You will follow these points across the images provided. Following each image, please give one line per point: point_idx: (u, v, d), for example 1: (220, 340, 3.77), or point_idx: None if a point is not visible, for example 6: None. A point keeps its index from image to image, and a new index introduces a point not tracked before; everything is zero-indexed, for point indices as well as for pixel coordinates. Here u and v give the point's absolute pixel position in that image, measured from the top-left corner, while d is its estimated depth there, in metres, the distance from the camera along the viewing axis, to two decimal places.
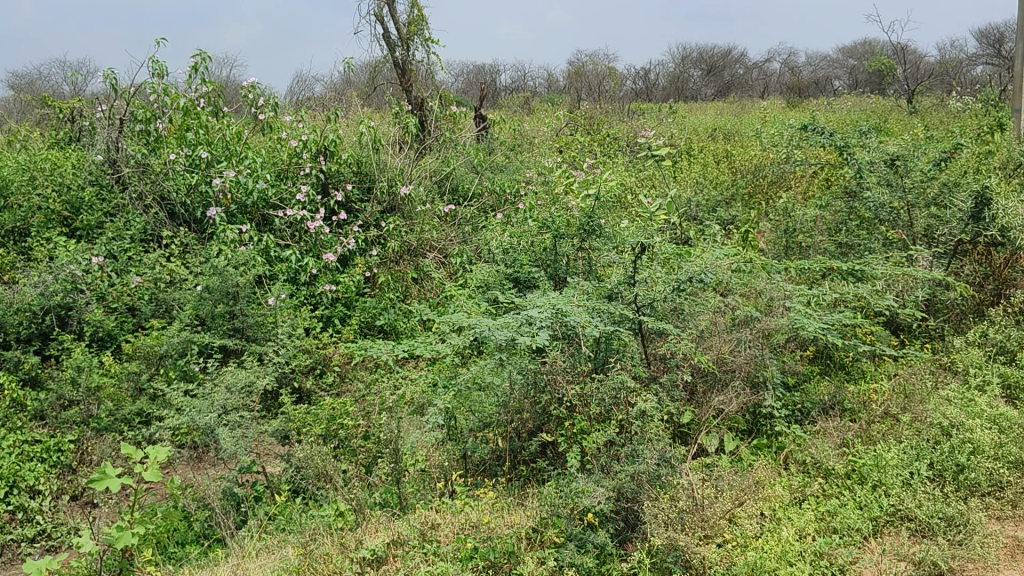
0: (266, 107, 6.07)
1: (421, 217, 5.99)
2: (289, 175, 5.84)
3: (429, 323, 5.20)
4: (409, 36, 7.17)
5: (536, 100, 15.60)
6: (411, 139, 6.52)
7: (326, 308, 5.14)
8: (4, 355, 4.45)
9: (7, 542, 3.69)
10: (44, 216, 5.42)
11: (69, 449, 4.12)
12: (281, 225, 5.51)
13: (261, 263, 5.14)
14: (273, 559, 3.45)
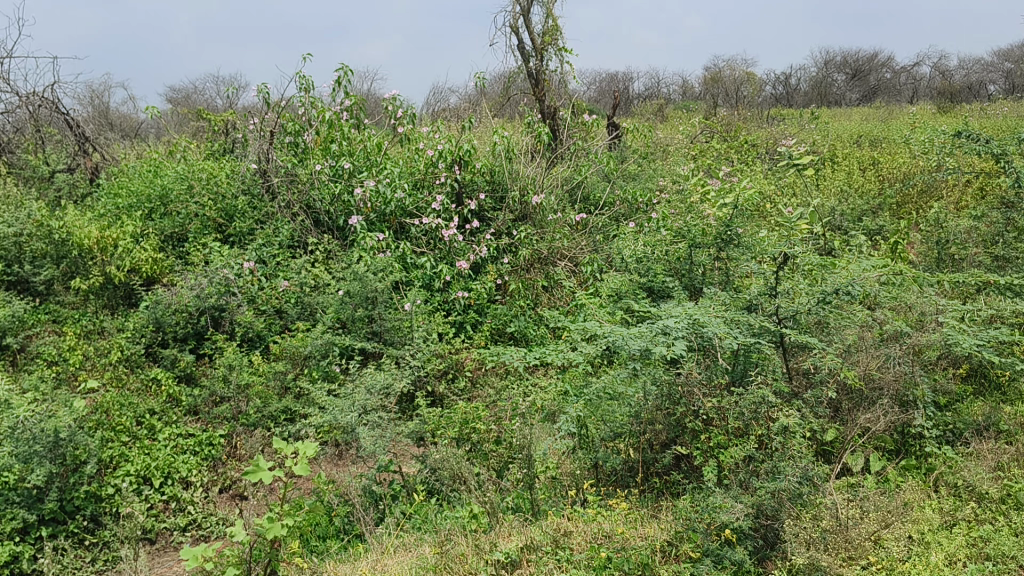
0: (404, 119, 6.37)
1: (553, 226, 6.04)
2: (425, 184, 6.04)
3: (560, 331, 5.22)
4: (543, 46, 7.27)
5: (674, 107, 15.49)
6: (543, 148, 6.61)
7: (459, 315, 5.25)
8: (163, 354, 4.78)
9: (161, 530, 3.97)
10: (201, 222, 5.73)
11: (219, 443, 4.37)
12: (417, 234, 5.68)
13: (398, 269, 5.28)
14: (410, 556, 3.54)
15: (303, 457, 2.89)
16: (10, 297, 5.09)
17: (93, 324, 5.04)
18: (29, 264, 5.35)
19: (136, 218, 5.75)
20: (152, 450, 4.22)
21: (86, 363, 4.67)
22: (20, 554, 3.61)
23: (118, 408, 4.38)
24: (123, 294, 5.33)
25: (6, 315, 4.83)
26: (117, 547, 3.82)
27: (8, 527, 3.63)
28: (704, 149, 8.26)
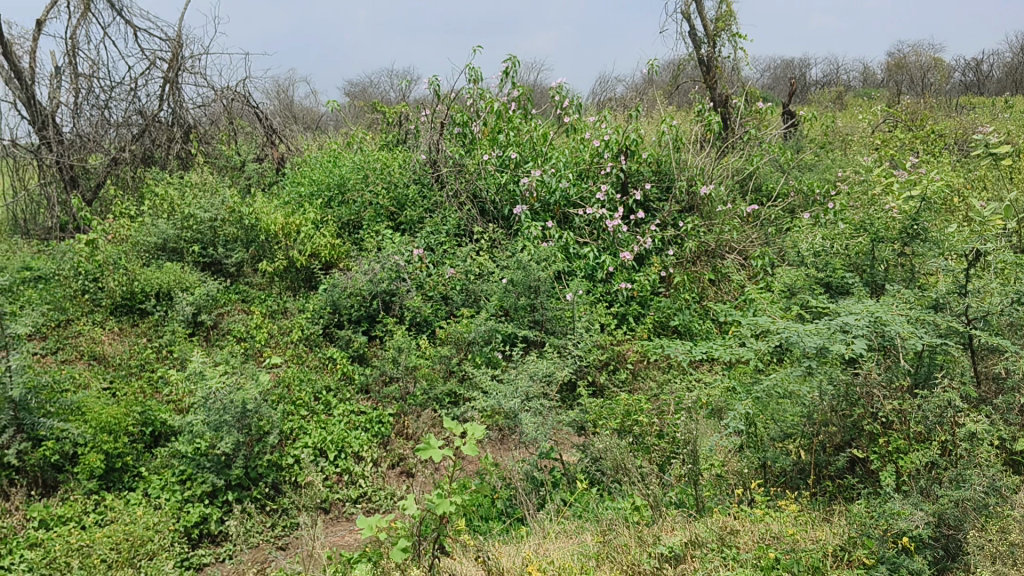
0: (571, 108, 6.42)
1: (721, 218, 6.01)
2: (590, 174, 6.09)
3: (726, 326, 5.16)
4: (716, 32, 7.38)
5: (855, 95, 14.97)
6: (713, 138, 6.53)
7: (621, 306, 5.26)
8: (339, 335, 5.06)
9: (335, 501, 4.17)
10: (374, 211, 6.03)
11: (389, 421, 4.56)
12: (581, 224, 5.74)
13: (561, 259, 5.34)
14: (572, 543, 3.52)
15: (470, 439, 2.88)
16: (206, 278, 5.54)
17: (277, 304, 5.38)
18: (222, 247, 5.81)
19: (317, 207, 6.13)
20: (328, 425, 4.47)
21: (270, 341, 4.99)
22: (208, 516, 3.97)
23: (298, 383, 4.68)
24: (304, 277, 5.67)
25: (202, 293, 5.24)
26: (296, 513, 4.05)
27: (198, 490, 4.03)
28: (887, 137, 7.86)
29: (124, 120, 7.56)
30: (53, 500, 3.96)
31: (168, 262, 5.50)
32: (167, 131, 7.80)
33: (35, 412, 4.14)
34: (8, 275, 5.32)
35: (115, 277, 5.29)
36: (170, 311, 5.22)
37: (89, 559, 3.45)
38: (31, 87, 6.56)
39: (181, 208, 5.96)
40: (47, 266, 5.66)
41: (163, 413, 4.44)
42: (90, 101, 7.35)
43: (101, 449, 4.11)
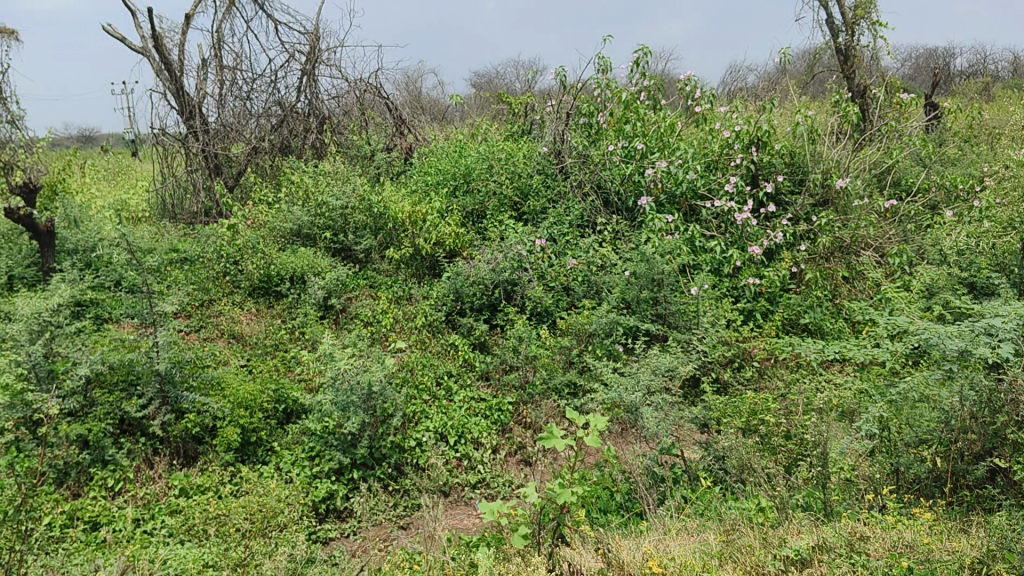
0: (702, 99, 6.30)
1: (857, 213, 5.84)
2: (719, 165, 6.05)
3: (859, 326, 5.01)
4: (856, 20, 7.14)
5: (1003, 85, 14.25)
6: (851, 129, 6.30)
7: (748, 302, 5.20)
8: (461, 322, 5.19)
9: (454, 485, 4.23)
10: (498, 200, 6.16)
11: (508, 409, 4.62)
12: (708, 217, 5.73)
13: (686, 253, 5.33)
14: (693, 541, 3.45)
15: (593, 430, 3.01)
16: (336, 264, 5.77)
17: (402, 291, 5.53)
18: (352, 234, 6.04)
19: (442, 195, 6.26)
20: (449, 410, 4.56)
21: (395, 325, 5.15)
22: (334, 492, 4.12)
23: (421, 367, 4.81)
24: (429, 264, 5.79)
25: (333, 278, 5.46)
26: (417, 496, 4.15)
27: (326, 466, 4.19)
28: None
29: (264, 110, 7.88)
30: (193, 470, 4.21)
31: (302, 248, 5.77)
32: (303, 122, 8.06)
33: (179, 385, 4.41)
34: (157, 257, 5.69)
35: (253, 261, 5.58)
36: (302, 294, 5.45)
37: (226, 528, 3.68)
38: (179, 79, 6.94)
39: (315, 195, 6.28)
40: (192, 249, 6.00)
41: (295, 392, 4.64)
42: (234, 92, 7.72)
43: (238, 424, 4.32)
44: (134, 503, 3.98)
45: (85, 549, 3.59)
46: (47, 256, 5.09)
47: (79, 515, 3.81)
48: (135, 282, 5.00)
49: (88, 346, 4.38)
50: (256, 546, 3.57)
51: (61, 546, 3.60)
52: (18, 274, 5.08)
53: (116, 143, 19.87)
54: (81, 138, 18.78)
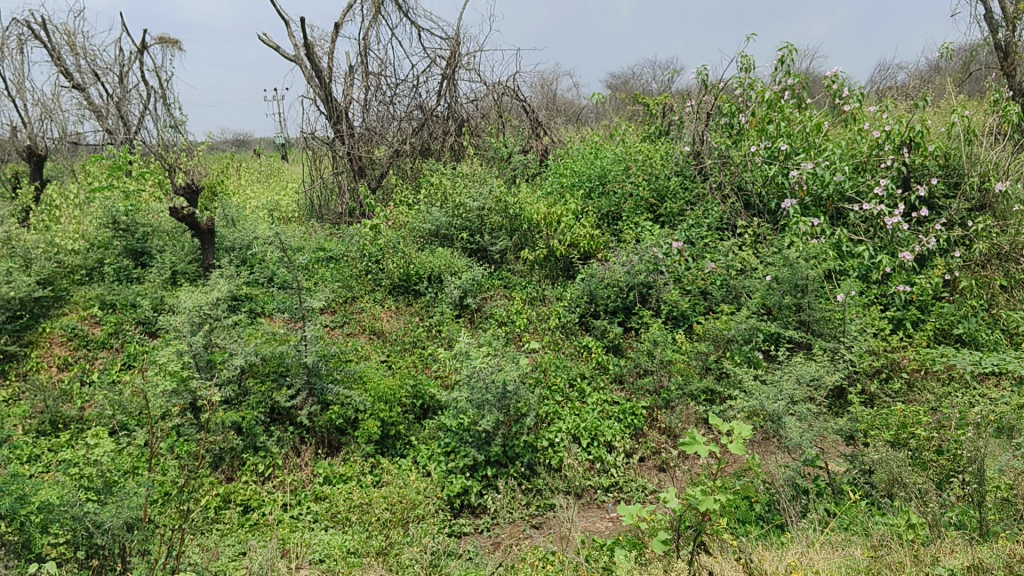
0: (851, 98, 6.27)
1: (1017, 218, 5.53)
2: (868, 167, 5.95)
3: (1019, 339, 4.79)
4: (1017, 16, 6.77)
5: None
6: (1012, 130, 5.95)
7: (898, 311, 5.10)
8: (595, 324, 5.28)
9: (587, 488, 4.23)
10: (635, 203, 6.31)
11: (641, 413, 4.63)
12: (856, 221, 5.69)
13: (832, 258, 5.31)
14: (838, 555, 3.30)
15: (739, 436, 2.61)
16: (473, 263, 5.92)
17: (536, 292, 5.65)
18: (488, 235, 6.20)
19: (579, 197, 6.47)
20: (582, 412, 4.60)
21: (529, 326, 5.28)
22: (469, 488, 4.21)
23: (554, 369, 4.90)
24: (563, 266, 5.88)
25: (468, 278, 5.60)
26: (550, 496, 4.17)
27: (461, 463, 4.29)
28: None
29: (407, 114, 8.15)
30: (337, 459, 4.39)
31: (440, 248, 5.94)
32: (443, 124, 8.18)
33: (324, 377, 4.60)
34: (306, 254, 5.99)
35: (393, 260, 5.84)
36: (439, 293, 5.62)
37: (369, 516, 3.83)
38: (328, 85, 7.24)
39: (453, 197, 6.48)
40: (337, 248, 6.31)
41: (432, 388, 4.76)
42: (379, 97, 8.01)
43: (378, 417, 4.48)
44: (283, 489, 4.19)
45: (237, 530, 3.81)
46: (207, 252, 5.40)
47: (232, 498, 4.04)
48: (286, 279, 5.24)
49: (243, 338, 4.64)
50: (395, 536, 3.68)
51: (215, 526, 3.83)
52: (182, 269, 5.43)
53: (269, 147, 21.06)
54: (237, 143, 20.00)
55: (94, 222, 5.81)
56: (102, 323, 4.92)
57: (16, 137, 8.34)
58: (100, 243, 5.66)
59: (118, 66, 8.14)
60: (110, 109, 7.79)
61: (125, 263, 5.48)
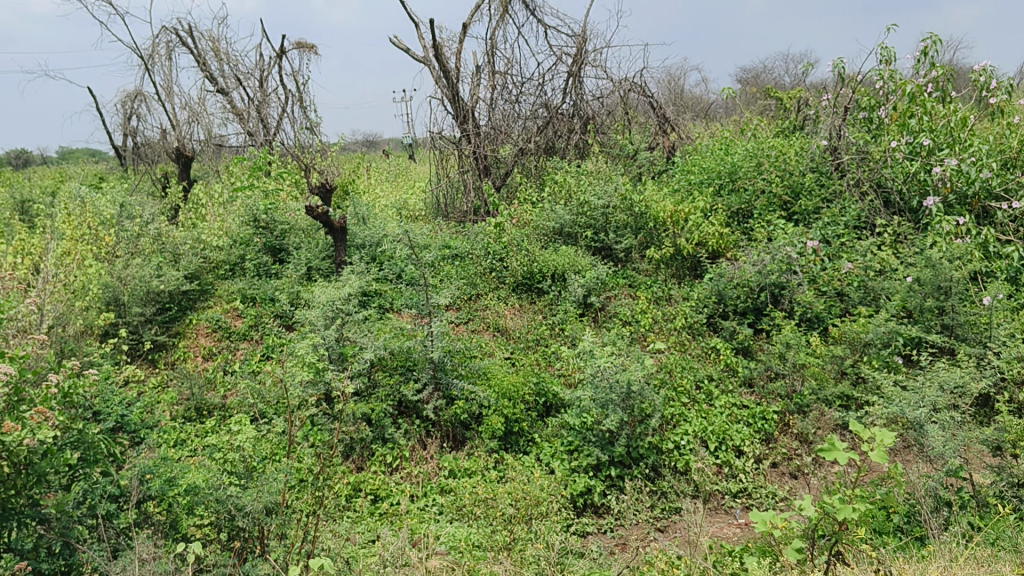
0: (999, 90, 5.96)
1: None
2: (1019, 162, 5.63)
3: None
4: None
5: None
6: None
7: None
8: (723, 325, 5.20)
9: (714, 492, 4.12)
10: (768, 200, 6.18)
11: (772, 418, 4.52)
12: (1004, 220, 5.37)
13: (978, 258, 5.02)
14: (983, 571, 3.06)
15: (879, 444, 2.37)
16: (597, 262, 5.92)
17: (663, 291, 5.63)
18: (613, 233, 6.21)
19: (707, 194, 6.40)
20: (709, 415, 4.52)
21: (655, 325, 5.27)
22: (592, 487, 4.18)
23: (681, 370, 4.86)
24: (690, 265, 5.83)
25: (593, 277, 5.60)
26: (676, 499, 4.09)
27: (584, 462, 4.27)
28: None
29: (532, 112, 8.15)
30: (461, 453, 4.45)
31: (564, 246, 5.96)
32: (567, 122, 8.32)
33: (450, 373, 4.70)
34: (434, 252, 6.13)
35: (518, 258, 5.90)
36: (563, 291, 5.64)
37: (494, 511, 3.87)
38: (455, 85, 7.35)
39: (578, 195, 6.52)
40: (462, 245, 6.43)
41: (556, 386, 4.77)
42: (504, 96, 8.05)
43: (502, 413, 4.49)
44: (409, 480, 4.28)
45: (368, 518, 3.94)
46: (340, 249, 5.58)
47: (363, 486, 4.17)
48: (414, 275, 5.36)
49: (372, 332, 4.77)
50: (519, 532, 3.73)
51: (346, 514, 3.96)
52: (316, 265, 5.63)
53: (397, 147, 21.62)
54: (366, 143, 20.60)
55: (235, 219, 6.14)
56: (242, 316, 5.17)
57: (165, 139, 8.86)
58: (242, 240, 5.96)
59: (258, 71, 8.53)
60: (250, 112, 8.16)
61: (264, 259, 5.76)
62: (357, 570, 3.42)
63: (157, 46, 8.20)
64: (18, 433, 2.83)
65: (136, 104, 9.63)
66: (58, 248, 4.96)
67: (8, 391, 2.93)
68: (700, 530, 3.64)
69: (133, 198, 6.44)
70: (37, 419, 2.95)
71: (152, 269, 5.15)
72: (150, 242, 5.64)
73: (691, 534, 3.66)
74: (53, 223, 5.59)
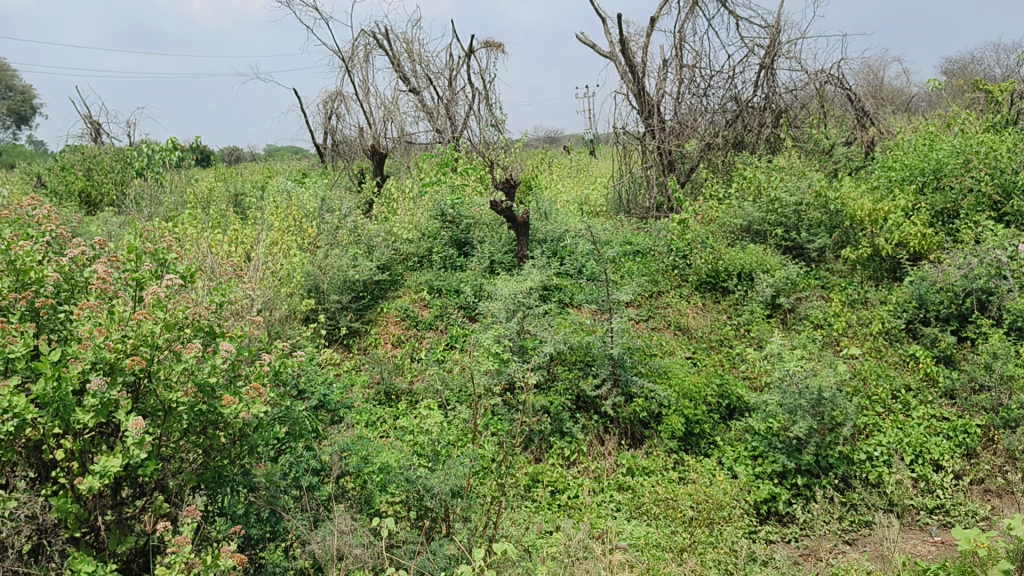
0: None
1: None
2: None
3: None
4: None
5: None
6: None
7: None
8: (923, 332, 4.91)
9: (908, 507, 3.88)
10: (975, 199, 5.77)
11: (976, 432, 4.20)
12: None
13: None
14: None
15: None
16: (788, 262, 5.80)
17: (858, 293, 5.42)
18: (806, 231, 6.04)
19: (909, 191, 6.07)
20: (905, 426, 4.28)
21: (848, 330, 5.08)
22: (777, 495, 4.02)
23: (875, 378, 4.65)
24: (889, 266, 5.56)
25: (782, 277, 5.49)
26: (866, 512, 3.88)
27: (769, 468, 4.12)
28: None
29: (720, 106, 8.08)
30: (640, 452, 4.41)
31: (752, 245, 5.88)
32: (758, 116, 8.14)
33: (629, 369, 4.66)
34: (616, 249, 6.19)
35: (702, 255, 5.86)
36: (749, 291, 5.56)
37: (675, 512, 3.81)
38: (641, 79, 7.30)
39: (768, 191, 6.41)
40: (644, 242, 6.45)
41: (740, 389, 4.66)
42: (692, 90, 7.96)
43: (683, 413, 4.45)
44: (587, 475, 4.29)
45: (547, 509, 3.99)
46: (522, 243, 5.69)
47: (541, 478, 4.22)
48: (595, 271, 5.41)
49: (553, 326, 4.83)
50: (700, 535, 3.65)
51: (525, 503, 4.02)
52: (499, 260, 5.78)
53: (578, 143, 21.79)
54: (547, 139, 20.89)
55: (424, 214, 6.34)
56: (429, 305, 5.36)
57: (362, 138, 9.37)
58: (430, 233, 6.19)
59: (448, 71, 8.86)
60: (440, 110, 8.48)
61: (450, 252, 5.97)
62: (538, 558, 3.45)
63: (357, 50, 8.70)
64: (234, 407, 2.98)
65: (336, 104, 10.24)
66: (267, 239, 5.37)
67: (227, 367, 3.10)
68: (895, 545, 3.41)
69: (332, 192, 6.86)
70: (252, 395, 3.09)
71: (348, 259, 5.49)
72: (347, 235, 5.99)
73: (881, 548, 3.42)
74: (263, 215, 6.06)
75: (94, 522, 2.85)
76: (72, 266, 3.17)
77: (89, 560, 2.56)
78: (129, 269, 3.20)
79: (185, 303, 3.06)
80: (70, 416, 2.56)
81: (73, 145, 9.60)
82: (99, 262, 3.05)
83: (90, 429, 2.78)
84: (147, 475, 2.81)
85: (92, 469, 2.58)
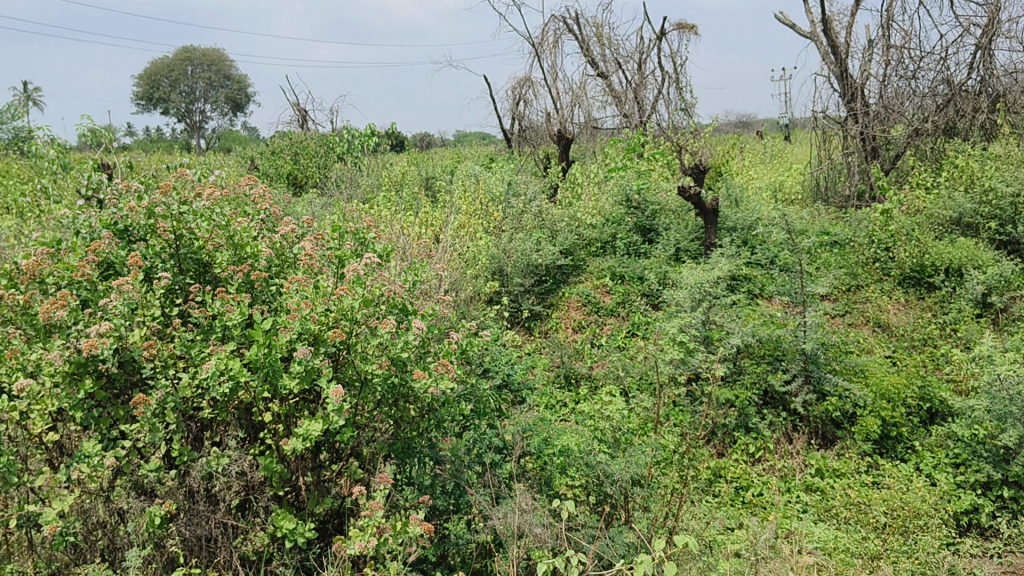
0: None
1: None
2: None
3: None
4: None
5: None
6: None
7: None
8: None
9: None
10: None
11: None
12: None
13: None
14: None
15: None
16: (1002, 257, 5.38)
17: None
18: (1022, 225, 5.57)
19: None
20: None
21: None
22: (980, 507, 3.73)
23: None
24: None
25: (994, 274, 5.10)
26: None
27: (972, 478, 3.85)
28: None
29: (930, 89, 7.65)
30: (831, 453, 4.23)
31: (963, 238, 5.55)
32: (973, 100, 7.61)
33: (822, 367, 4.47)
34: (812, 238, 6.05)
35: (906, 248, 5.64)
36: (958, 287, 5.27)
37: (867, 517, 3.63)
38: (844, 60, 7.00)
39: (982, 180, 6.04)
40: (843, 233, 6.33)
41: (944, 392, 4.39)
42: (900, 73, 7.63)
43: (880, 415, 4.24)
44: (772, 473, 4.16)
45: (730, 506, 3.89)
46: (710, 231, 5.70)
47: (723, 473, 4.12)
48: (789, 262, 5.24)
49: (740, 318, 4.70)
50: (893, 542, 3.45)
51: (706, 498, 3.94)
52: (685, 247, 5.74)
53: (772, 126, 21.14)
54: (740, 124, 20.40)
55: (609, 199, 6.45)
56: (611, 293, 5.39)
57: (549, 123, 9.52)
58: (614, 219, 6.24)
59: (636, 55, 8.80)
60: (627, 95, 8.46)
61: (634, 239, 5.94)
62: (720, 554, 3.37)
63: (547, 36, 8.78)
64: (423, 381, 2.97)
65: (524, 90, 10.45)
66: (456, 221, 5.56)
67: (418, 343, 3.17)
68: None
69: (517, 176, 7.01)
70: (440, 370, 3.08)
71: (533, 243, 5.59)
72: (532, 219, 6.12)
73: None
74: (453, 198, 6.30)
75: (295, 482, 3.00)
76: (283, 243, 3.34)
77: (291, 517, 2.71)
78: (332, 247, 3.34)
79: (381, 280, 3.14)
80: (278, 381, 2.71)
81: (283, 131, 10.40)
82: (307, 240, 3.22)
83: (295, 396, 2.93)
84: (344, 442, 2.93)
85: (297, 433, 2.72)
